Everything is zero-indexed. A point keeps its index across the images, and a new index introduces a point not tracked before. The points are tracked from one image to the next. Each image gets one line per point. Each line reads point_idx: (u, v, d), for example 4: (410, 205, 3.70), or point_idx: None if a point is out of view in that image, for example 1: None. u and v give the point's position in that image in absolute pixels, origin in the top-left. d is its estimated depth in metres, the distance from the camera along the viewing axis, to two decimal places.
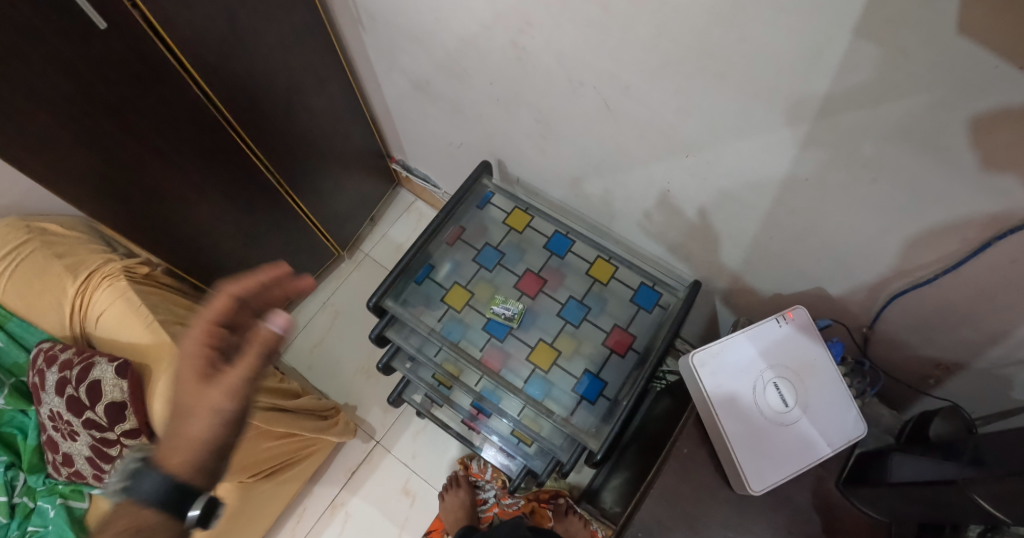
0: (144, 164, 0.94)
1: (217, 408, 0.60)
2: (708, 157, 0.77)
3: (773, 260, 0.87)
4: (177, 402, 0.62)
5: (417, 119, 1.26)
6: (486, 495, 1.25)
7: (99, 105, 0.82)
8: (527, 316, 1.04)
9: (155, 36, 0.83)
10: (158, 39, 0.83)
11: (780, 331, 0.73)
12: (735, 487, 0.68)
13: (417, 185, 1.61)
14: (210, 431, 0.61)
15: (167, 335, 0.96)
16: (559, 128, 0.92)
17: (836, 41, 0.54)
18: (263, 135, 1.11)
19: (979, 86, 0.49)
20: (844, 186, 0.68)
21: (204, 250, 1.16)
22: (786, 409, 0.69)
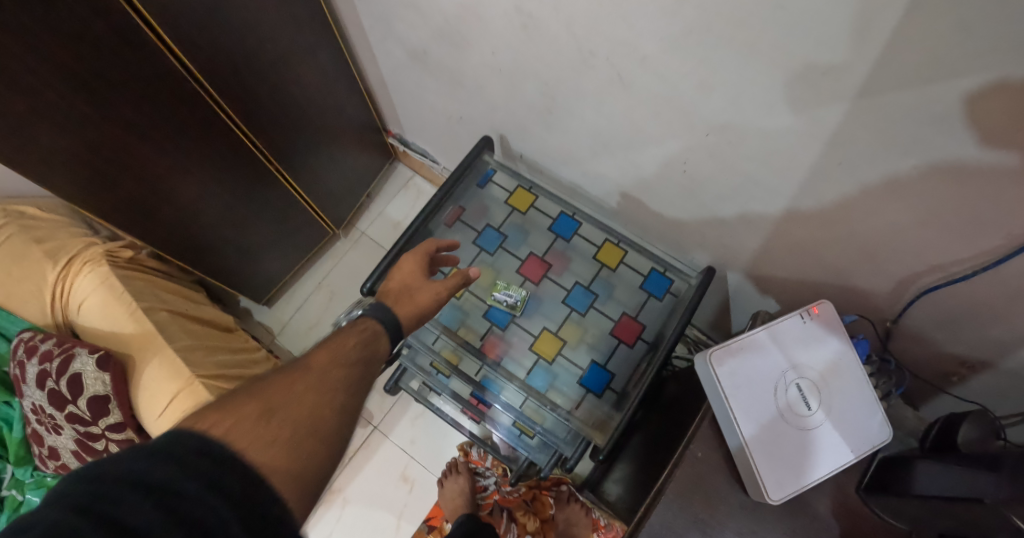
0: (124, 143, 0.87)
1: (438, 285, 0.80)
2: (730, 137, 0.71)
3: (794, 248, 0.81)
4: (404, 273, 0.81)
5: (413, 91, 1.18)
6: (486, 483, 1.24)
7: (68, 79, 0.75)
8: (530, 302, 0.99)
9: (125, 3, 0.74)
10: (128, 7, 0.75)
11: (804, 327, 0.68)
12: (751, 494, 0.63)
13: (414, 160, 1.54)
14: (433, 301, 0.79)
15: (152, 324, 0.91)
16: (568, 103, 0.85)
17: (892, 11, 0.47)
18: (250, 109, 1.03)
19: None
20: (883, 173, 0.61)
21: (190, 231, 1.10)
22: (807, 411, 0.65)
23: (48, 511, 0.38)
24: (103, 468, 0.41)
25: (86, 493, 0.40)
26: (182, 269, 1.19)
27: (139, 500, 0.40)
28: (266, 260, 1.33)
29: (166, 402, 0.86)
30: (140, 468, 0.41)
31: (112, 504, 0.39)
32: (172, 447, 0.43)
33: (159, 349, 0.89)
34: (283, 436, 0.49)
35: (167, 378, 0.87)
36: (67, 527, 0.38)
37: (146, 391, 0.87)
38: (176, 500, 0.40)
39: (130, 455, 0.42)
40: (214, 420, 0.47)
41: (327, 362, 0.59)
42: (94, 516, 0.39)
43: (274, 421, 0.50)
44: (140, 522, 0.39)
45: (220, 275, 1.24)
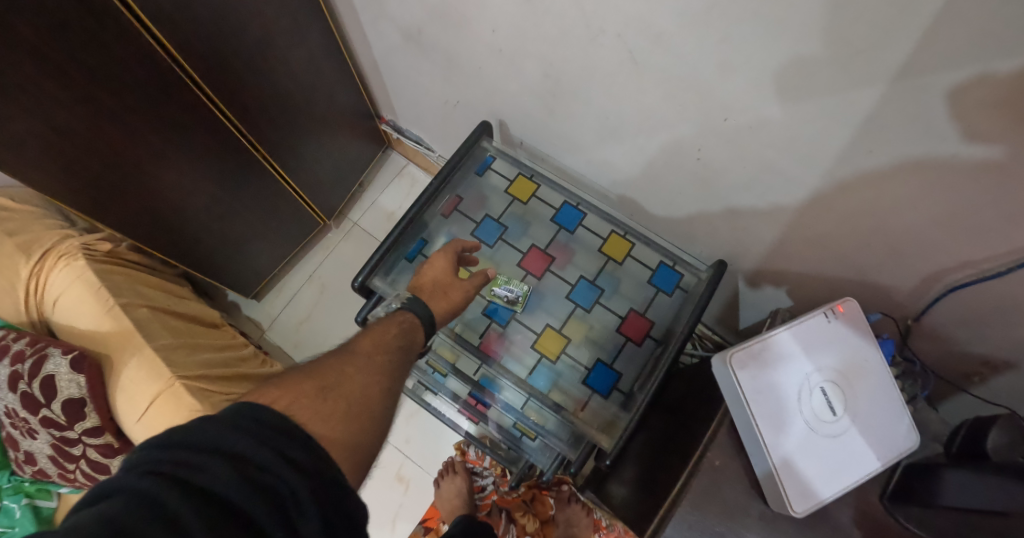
0: (100, 130, 0.81)
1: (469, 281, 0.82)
2: (750, 122, 0.66)
3: (812, 241, 0.77)
4: (438, 265, 0.82)
5: (407, 74, 1.12)
6: (483, 483, 1.20)
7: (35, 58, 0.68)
8: (532, 297, 0.94)
9: None
10: None
11: (829, 327, 0.64)
12: (772, 504, 0.59)
13: (408, 148, 1.48)
14: (464, 296, 0.81)
15: (131, 322, 0.85)
16: (573, 86, 0.80)
17: None
18: (235, 93, 0.97)
19: None
20: (917, 161, 0.56)
21: (174, 222, 1.04)
22: (831, 417, 0.61)
23: (132, 477, 0.38)
24: (179, 436, 0.41)
25: (164, 460, 0.40)
26: (165, 262, 1.13)
27: (218, 464, 0.40)
28: (255, 252, 1.28)
29: (146, 404, 0.82)
30: (215, 436, 0.41)
31: (192, 470, 0.39)
32: (241, 418, 0.43)
33: (138, 349, 0.84)
34: (340, 412, 0.50)
35: (146, 380, 0.82)
36: (151, 490, 0.37)
37: (124, 393, 0.83)
38: (250, 467, 0.40)
39: (202, 425, 0.42)
40: (275, 396, 0.48)
41: (371, 348, 0.61)
42: (174, 482, 0.38)
43: (330, 397, 0.51)
44: (219, 486, 0.39)
45: (206, 269, 1.18)
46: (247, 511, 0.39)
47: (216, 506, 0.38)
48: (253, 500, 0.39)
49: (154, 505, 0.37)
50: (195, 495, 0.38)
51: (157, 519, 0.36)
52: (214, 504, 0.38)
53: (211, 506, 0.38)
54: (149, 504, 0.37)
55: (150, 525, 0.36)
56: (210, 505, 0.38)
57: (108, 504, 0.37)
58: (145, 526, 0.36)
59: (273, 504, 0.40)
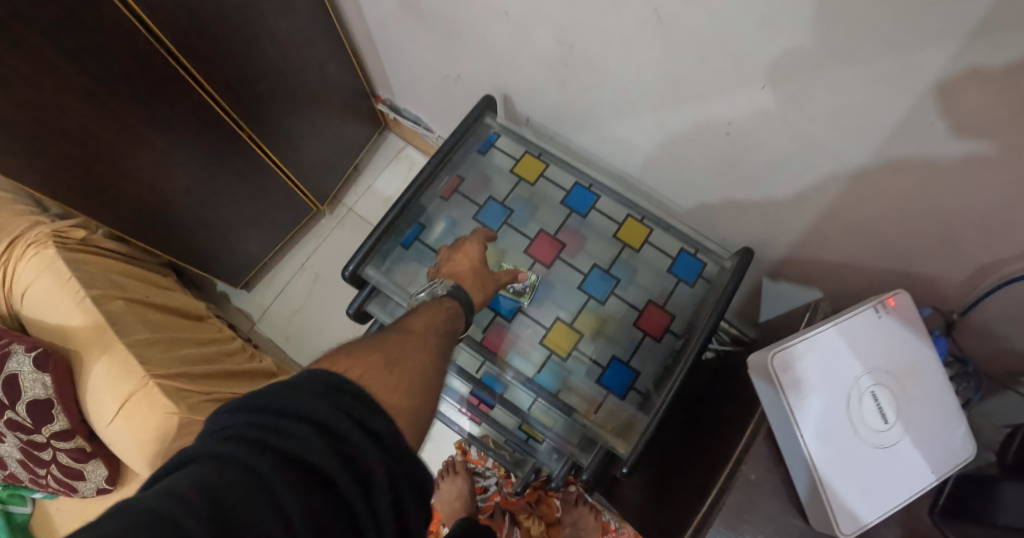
0: (69, 106, 0.74)
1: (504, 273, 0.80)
2: (793, 90, 0.58)
3: (852, 227, 0.69)
4: (473, 252, 0.78)
5: (403, 46, 1.03)
6: (486, 483, 1.14)
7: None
8: (540, 288, 0.87)
9: None
10: None
11: (879, 324, 0.56)
12: (815, 524, 0.52)
13: (405, 129, 1.39)
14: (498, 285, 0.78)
15: (104, 316, 0.78)
16: (589, 53, 0.71)
17: None
18: (217, 67, 0.89)
19: None
20: (992, 141, 0.49)
21: (155, 208, 0.97)
22: (884, 426, 0.53)
23: (222, 442, 0.38)
24: (263, 401, 0.41)
25: (251, 426, 0.39)
26: (147, 251, 1.06)
27: (303, 432, 0.39)
28: (243, 240, 1.20)
29: (117, 406, 0.76)
30: (298, 403, 0.41)
31: (278, 436, 0.39)
32: (318, 386, 0.42)
33: (110, 346, 0.76)
34: (405, 384, 0.48)
35: (119, 379, 0.76)
36: (243, 457, 0.37)
37: (95, 393, 0.77)
38: (331, 437, 0.40)
39: (283, 391, 0.41)
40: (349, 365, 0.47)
41: (426, 327, 0.59)
42: (261, 448, 0.38)
43: (397, 370, 0.49)
44: (306, 453, 0.38)
45: (191, 257, 1.11)
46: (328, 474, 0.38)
47: (303, 473, 0.38)
48: (337, 469, 0.39)
49: (246, 470, 0.37)
50: (283, 462, 0.38)
51: (250, 484, 0.36)
52: (301, 470, 0.38)
53: (297, 474, 0.38)
54: (241, 468, 0.37)
55: (243, 485, 0.36)
56: (298, 472, 0.38)
57: (203, 466, 0.37)
58: (239, 490, 0.36)
59: (353, 474, 0.39)
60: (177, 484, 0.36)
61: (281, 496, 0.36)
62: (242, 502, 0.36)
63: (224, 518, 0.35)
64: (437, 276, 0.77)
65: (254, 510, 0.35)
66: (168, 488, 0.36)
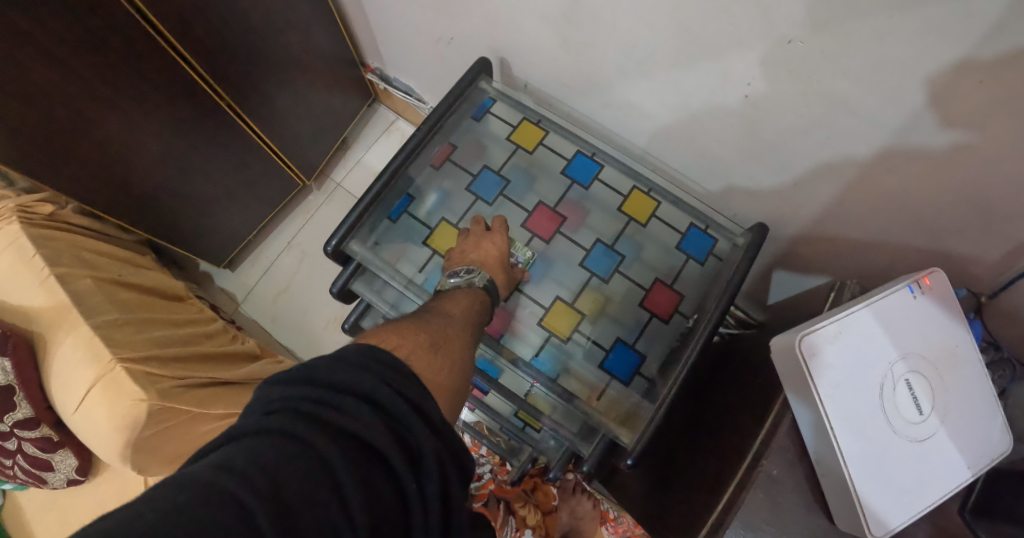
0: (25, 67, 0.67)
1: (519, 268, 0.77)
2: (826, 42, 0.51)
3: (877, 200, 0.63)
4: (503, 243, 0.73)
5: (392, 6, 0.96)
6: (479, 471, 1.05)
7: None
8: (539, 264, 0.81)
9: None
10: None
11: (914, 305, 0.51)
12: (841, 524, 0.47)
13: (397, 102, 1.32)
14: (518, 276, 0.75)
15: (67, 296, 0.73)
16: (597, 6, 0.64)
17: None
18: (192, 30, 0.82)
19: None
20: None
21: (129, 183, 0.90)
22: (920, 417, 0.48)
23: (277, 416, 0.35)
24: (318, 374, 0.38)
25: (310, 401, 0.36)
26: (121, 229, 0.99)
27: (362, 408, 0.36)
28: (226, 217, 1.14)
29: (83, 393, 0.71)
30: (355, 380, 0.38)
31: (334, 410, 0.36)
32: (370, 362, 0.40)
33: (74, 327, 0.71)
34: (448, 368, 0.47)
35: (83, 363, 0.70)
36: (300, 430, 0.34)
37: (60, 378, 0.72)
38: (391, 421, 0.37)
39: (337, 366, 0.38)
40: (396, 343, 0.45)
41: (463, 313, 0.58)
42: (316, 421, 0.35)
43: (441, 352, 0.48)
44: (364, 429, 0.35)
45: (171, 235, 1.05)
46: (391, 460, 0.35)
47: (361, 449, 0.35)
48: (394, 450, 0.35)
49: (304, 444, 0.34)
50: (341, 437, 0.34)
51: (310, 458, 0.33)
52: (362, 451, 0.35)
53: (355, 453, 0.34)
54: (298, 441, 0.34)
55: (297, 459, 0.33)
56: (355, 448, 0.34)
57: (257, 438, 0.33)
58: (296, 465, 0.32)
59: (408, 457, 0.36)
60: (230, 458, 0.32)
61: (341, 472, 0.33)
62: (301, 477, 0.32)
63: (280, 495, 0.31)
64: (466, 262, 0.70)
65: (315, 485, 0.32)
66: (222, 462, 0.32)
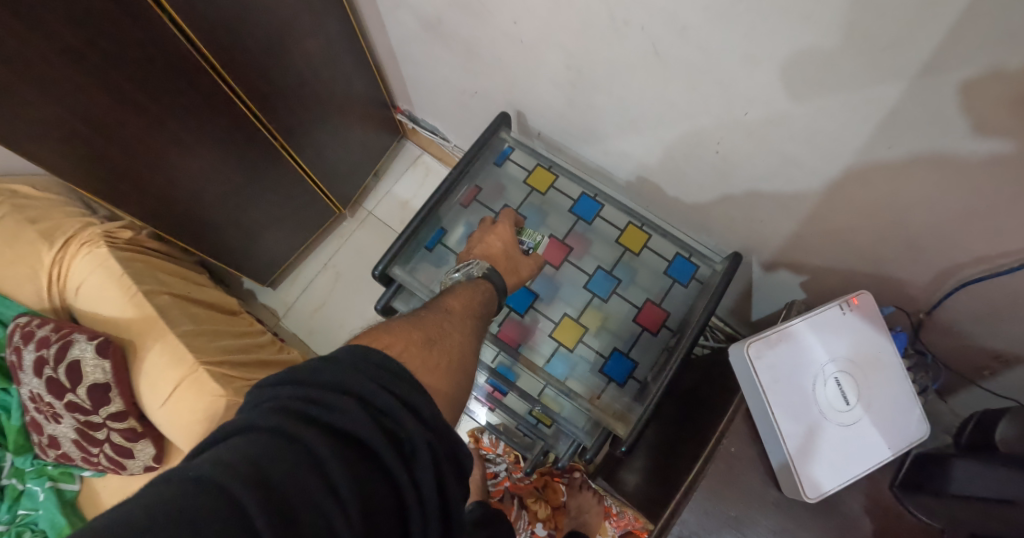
0: (121, 118, 0.82)
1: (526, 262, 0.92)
2: (771, 115, 0.66)
3: (830, 236, 0.77)
4: (504, 235, 0.87)
5: (424, 63, 1.12)
6: (496, 469, 1.18)
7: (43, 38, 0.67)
8: (550, 286, 0.96)
9: None
10: None
11: (843, 320, 0.65)
12: (787, 490, 0.61)
13: (423, 138, 1.48)
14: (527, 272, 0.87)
15: (153, 308, 0.88)
16: (596, 77, 0.80)
17: None
18: (255, 84, 0.98)
19: None
20: (983, 149, 0.52)
21: (195, 211, 1.06)
22: (846, 407, 0.62)
23: (268, 414, 0.42)
24: (305, 376, 0.45)
25: (299, 400, 0.43)
26: (184, 250, 1.15)
27: (343, 403, 0.43)
28: (270, 241, 1.29)
29: (170, 389, 0.85)
30: (344, 380, 0.45)
31: (322, 409, 0.43)
32: (368, 364, 0.47)
33: (161, 335, 0.87)
34: (438, 364, 0.56)
35: (170, 365, 0.86)
36: (286, 427, 0.41)
37: (148, 378, 0.86)
38: (376, 415, 0.44)
39: (328, 367, 0.46)
40: (391, 341, 0.54)
41: (463, 308, 0.68)
42: (304, 420, 0.42)
43: (433, 348, 0.57)
44: (350, 425, 0.42)
45: (223, 256, 1.20)
46: (376, 449, 0.42)
47: (345, 439, 0.42)
48: (375, 436, 0.43)
49: (292, 439, 0.40)
50: (325, 431, 0.42)
51: (297, 450, 0.40)
52: (347, 443, 0.42)
53: (342, 445, 0.41)
54: (285, 437, 0.41)
55: (284, 452, 0.40)
56: (339, 442, 0.41)
57: (248, 439, 0.40)
58: (285, 456, 0.39)
59: (391, 443, 0.43)
60: (222, 454, 0.39)
61: (326, 459, 0.40)
62: (286, 469, 0.39)
63: (269, 485, 0.38)
64: (471, 255, 0.85)
65: (299, 474, 0.39)
66: (214, 458, 0.39)
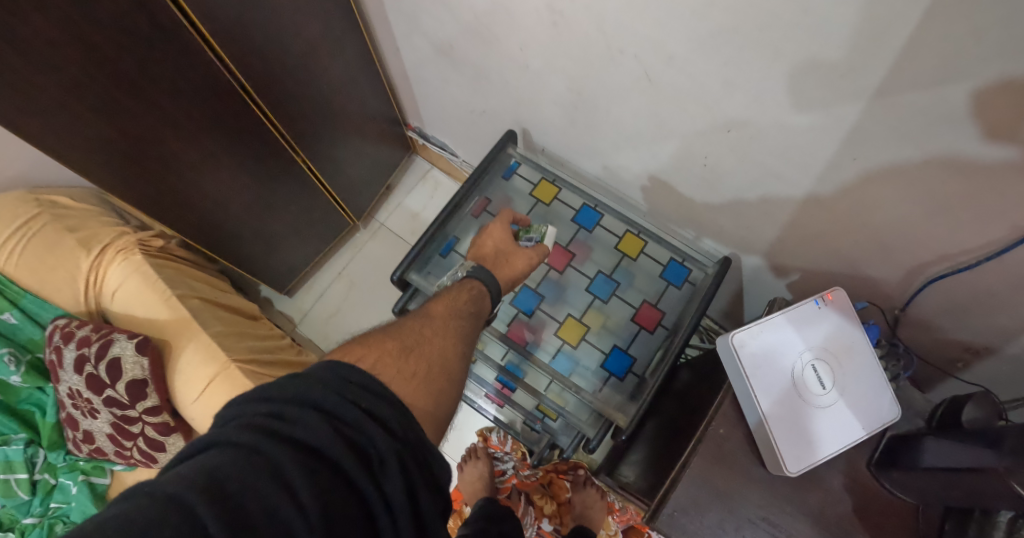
0: (159, 136, 0.90)
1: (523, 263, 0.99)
2: (751, 133, 0.74)
3: (810, 241, 0.85)
4: (499, 235, 0.93)
5: (436, 84, 1.21)
6: (504, 467, 1.26)
7: (97, 69, 0.75)
8: (554, 289, 1.05)
9: (179, 12, 0.78)
10: (183, 18, 0.79)
11: (819, 312, 0.72)
12: (771, 467, 0.69)
13: (432, 154, 1.57)
14: (521, 269, 0.93)
15: (186, 311, 0.97)
16: (595, 98, 0.88)
17: (902, 24, 0.51)
18: (281, 104, 1.06)
19: None
20: (1003, 154, 0.54)
21: (222, 221, 1.14)
22: (822, 391, 0.69)
23: (237, 431, 0.44)
24: (275, 392, 0.47)
25: (265, 415, 0.45)
26: (208, 257, 1.23)
27: (309, 417, 0.46)
28: (289, 251, 1.37)
29: (203, 385, 0.93)
30: (311, 393, 0.47)
31: (287, 424, 0.45)
32: (339, 376, 0.50)
33: (195, 335, 0.96)
34: (417, 369, 0.60)
35: (204, 362, 0.94)
36: (254, 443, 0.43)
37: (182, 376, 0.94)
38: (342, 426, 0.46)
39: (296, 383, 0.48)
40: (363, 352, 0.58)
41: (443, 311, 0.74)
42: (269, 435, 0.44)
43: (410, 356, 0.61)
44: (315, 439, 0.45)
45: (244, 264, 1.27)
46: (340, 460, 0.45)
47: (310, 453, 0.44)
48: (340, 450, 0.45)
49: (256, 453, 0.43)
50: (291, 447, 0.44)
51: (262, 465, 0.42)
52: (311, 456, 0.44)
53: (305, 458, 0.43)
54: (253, 453, 0.43)
55: (249, 467, 0.42)
56: (302, 456, 0.43)
57: (212, 455, 0.42)
58: (247, 471, 0.41)
59: (356, 455, 0.46)
60: (188, 470, 0.41)
61: (291, 474, 0.42)
62: (250, 486, 0.41)
63: (234, 502, 0.40)
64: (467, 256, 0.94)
65: (263, 490, 0.41)
66: (180, 475, 0.41)
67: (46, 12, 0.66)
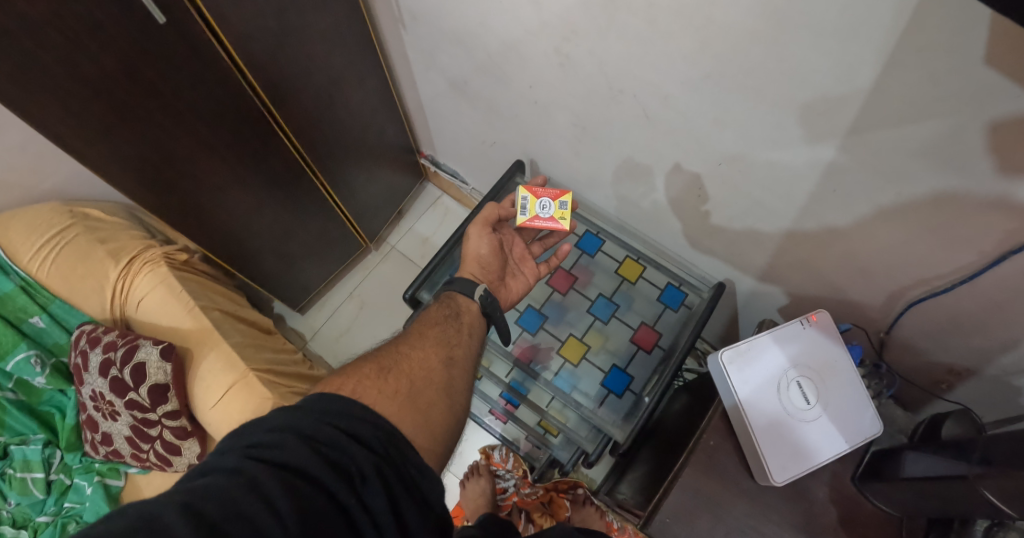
0: (193, 155, 0.97)
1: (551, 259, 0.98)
2: (741, 167, 0.81)
3: (799, 267, 0.91)
4: None
5: (450, 116, 1.29)
6: (505, 485, 1.30)
7: (143, 93, 0.83)
8: (558, 310, 1.12)
9: (217, 42, 0.86)
10: (221, 48, 0.87)
11: (803, 332, 0.77)
12: (759, 480, 0.73)
13: (442, 180, 1.65)
14: (480, 249, 0.95)
15: (209, 321, 1.04)
16: (599, 132, 0.96)
17: (867, 71, 0.58)
18: (307, 130, 1.13)
19: (1008, 124, 0.52)
20: (998, 193, 0.58)
21: (244, 238, 1.20)
22: (807, 406, 0.74)
23: (224, 457, 0.47)
24: (252, 428, 0.50)
25: (245, 445, 0.48)
26: (228, 273, 1.30)
27: (288, 441, 0.48)
28: (304, 269, 1.44)
29: (221, 392, 0.98)
30: (290, 421, 0.50)
31: (267, 449, 0.47)
32: (318, 406, 0.53)
33: (216, 344, 1.02)
34: (398, 388, 0.62)
35: (224, 370, 1.00)
36: (238, 466, 0.45)
37: (202, 382, 1.00)
38: (320, 447, 0.49)
39: (276, 414, 0.51)
40: (340, 383, 0.59)
41: (419, 327, 0.77)
42: (251, 459, 0.46)
43: (389, 375, 0.63)
44: (293, 459, 0.47)
45: (261, 280, 1.33)
46: (319, 476, 0.47)
47: (290, 472, 0.46)
48: (318, 468, 0.47)
49: (237, 473, 0.45)
50: (272, 467, 0.46)
51: (243, 482, 0.44)
52: (291, 474, 0.46)
53: (285, 474, 0.45)
54: (235, 473, 0.45)
55: (232, 483, 0.44)
56: (283, 473, 0.45)
57: (199, 481, 0.44)
58: (228, 488, 0.43)
59: (336, 472, 0.48)
60: (173, 493, 0.43)
61: (271, 490, 0.44)
62: (228, 501, 0.42)
63: (211, 517, 0.41)
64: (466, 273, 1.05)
65: (241, 503, 0.42)
66: (167, 495, 0.42)
67: (102, 42, 0.73)
